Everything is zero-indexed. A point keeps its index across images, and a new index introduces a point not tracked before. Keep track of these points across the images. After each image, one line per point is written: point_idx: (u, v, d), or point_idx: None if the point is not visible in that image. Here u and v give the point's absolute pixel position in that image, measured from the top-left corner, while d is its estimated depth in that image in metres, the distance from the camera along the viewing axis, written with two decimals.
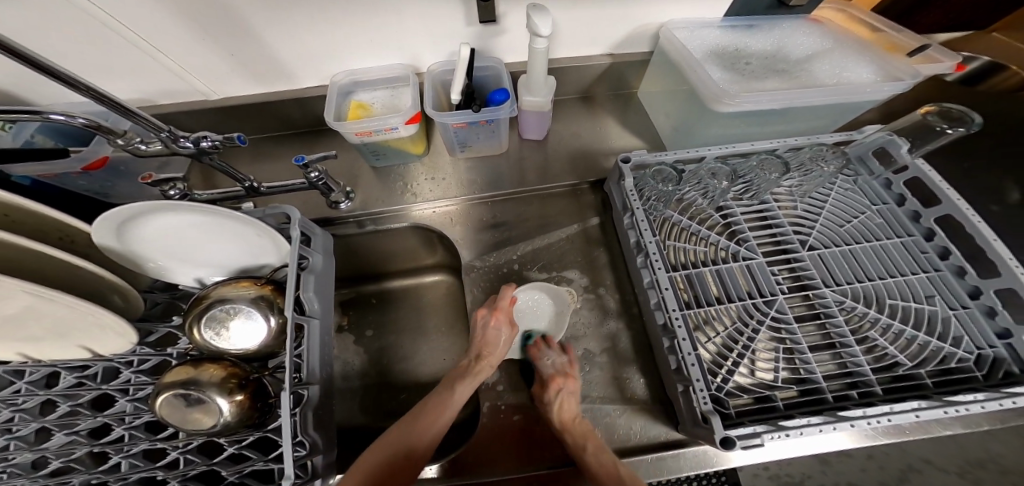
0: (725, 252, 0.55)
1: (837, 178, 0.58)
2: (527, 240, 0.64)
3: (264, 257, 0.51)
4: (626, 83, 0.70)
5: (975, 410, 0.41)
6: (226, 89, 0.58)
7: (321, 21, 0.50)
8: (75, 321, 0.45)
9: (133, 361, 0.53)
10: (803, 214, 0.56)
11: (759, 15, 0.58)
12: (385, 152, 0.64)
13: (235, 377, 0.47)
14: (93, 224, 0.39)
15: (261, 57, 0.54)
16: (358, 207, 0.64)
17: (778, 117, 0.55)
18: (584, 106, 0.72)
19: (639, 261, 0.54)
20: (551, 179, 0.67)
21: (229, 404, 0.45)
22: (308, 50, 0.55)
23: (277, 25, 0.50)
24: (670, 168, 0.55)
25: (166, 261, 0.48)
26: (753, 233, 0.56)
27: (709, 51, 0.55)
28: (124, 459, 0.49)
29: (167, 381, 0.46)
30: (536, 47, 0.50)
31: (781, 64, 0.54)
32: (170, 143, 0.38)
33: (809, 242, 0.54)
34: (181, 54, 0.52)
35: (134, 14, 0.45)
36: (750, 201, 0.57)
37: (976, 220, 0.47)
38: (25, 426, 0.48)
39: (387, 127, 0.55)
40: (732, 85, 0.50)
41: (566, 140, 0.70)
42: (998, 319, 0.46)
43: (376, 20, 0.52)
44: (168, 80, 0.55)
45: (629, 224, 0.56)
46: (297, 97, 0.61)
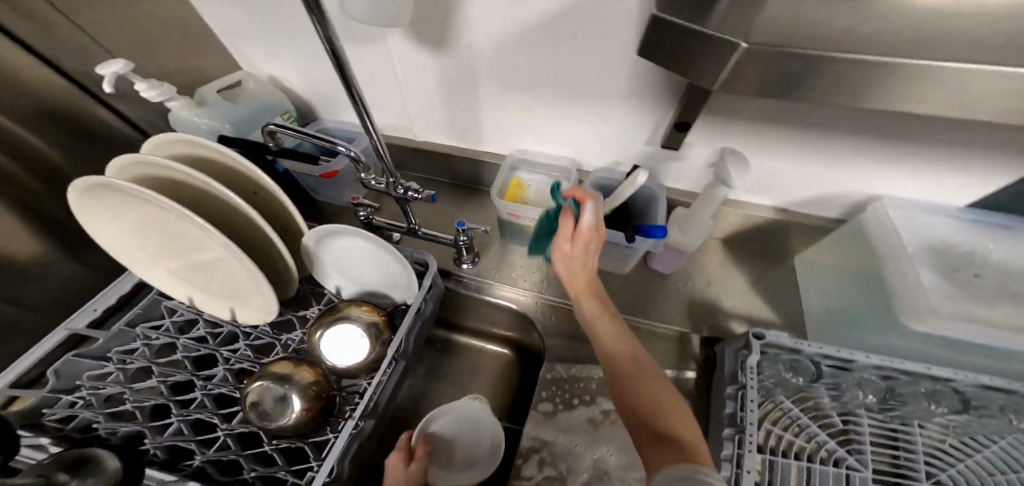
0: (824, 450, 0.47)
1: None
2: (613, 363, 0.62)
3: (391, 292, 0.57)
4: (779, 244, 0.68)
5: None
6: (430, 137, 0.71)
7: (532, 114, 0.60)
8: (235, 281, 0.52)
9: (250, 334, 0.59)
10: (942, 452, 0.47)
11: (1016, 214, 0.51)
12: (519, 233, 0.68)
13: (318, 386, 0.50)
14: (311, 230, 0.50)
15: (469, 125, 0.66)
16: (475, 272, 0.70)
17: (1006, 353, 0.47)
18: (728, 250, 0.71)
19: (725, 432, 0.48)
20: (666, 314, 0.65)
21: (301, 408, 0.48)
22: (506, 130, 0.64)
23: (497, 108, 0.61)
24: (809, 361, 0.51)
25: (330, 273, 0.56)
26: (870, 445, 0.47)
27: (926, 247, 0.51)
28: (178, 423, 0.51)
29: (271, 368, 0.51)
30: (717, 191, 0.52)
31: (1019, 288, 0.48)
32: (390, 187, 0.48)
33: (937, 476, 0.45)
34: (418, 106, 0.65)
35: (408, 71, 0.59)
36: (887, 419, 0.49)
37: None
38: (139, 362, 0.53)
39: (537, 218, 0.60)
40: (952, 299, 0.46)
41: (687, 280, 0.68)
42: None
43: (571, 122, 0.59)
44: (398, 119, 0.69)
45: (732, 394, 0.50)
46: (474, 157, 0.70)
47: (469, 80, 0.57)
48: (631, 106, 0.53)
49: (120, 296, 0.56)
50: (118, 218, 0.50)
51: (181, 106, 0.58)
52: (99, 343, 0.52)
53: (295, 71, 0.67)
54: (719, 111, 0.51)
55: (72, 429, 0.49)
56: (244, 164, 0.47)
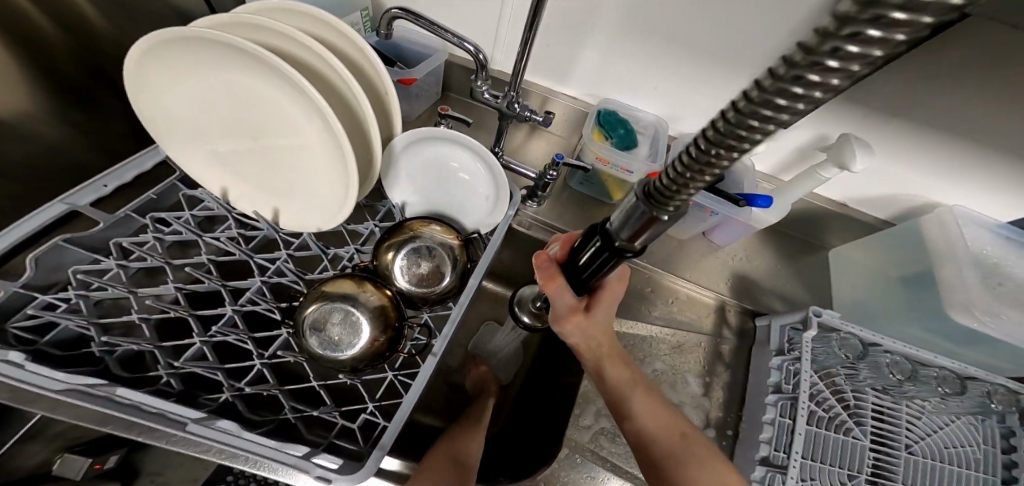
0: (840, 422, 0.52)
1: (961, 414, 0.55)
2: (660, 321, 0.64)
3: (466, 218, 0.52)
4: (824, 237, 0.71)
5: None
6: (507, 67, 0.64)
7: (643, 57, 0.56)
8: (312, 181, 0.45)
9: (292, 243, 0.50)
10: (915, 425, 0.54)
11: None
12: (592, 182, 0.65)
13: (389, 312, 0.45)
14: (410, 129, 0.47)
15: (563, 58, 0.60)
16: (537, 213, 0.64)
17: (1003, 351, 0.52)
18: (775, 234, 0.73)
19: (769, 397, 0.53)
20: (713, 287, 0.67)
21: (372, 338, 0.43)
22: (602, 72, 0.60)
23: (604, 43, 0.56)
24: (858, 343, 0.53)
25: (403, 183, 0.50)
26: (873, 422, 0.52)
27: (984, 257, 0.55)
28: (201, 346, 0.42)
29: (328, 283, 0.44)
30: (821, 174, 0.52)
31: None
32: (508, 102, 0.48)
33: (910, 445, 0.52)
34: (510, 26, 0.58)
35: None
36: (886, 397, 0.55)
37: None
38: (151, 260, 0.43)
39: (624, 167, 0.58)
40: (982, 297, 0.52)
41: (736, 260, 0.70)
42: None
43: (680, 74, 0.56)
44: (479, 38, 0.61)
45: (777, 366, 0.55)
46: (553, 97, 0.65)
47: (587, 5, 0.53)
48: (753, 70, 0.52)
49: (139, 174, 0.46)
50: (178, 82, 0.41)
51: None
52: (97, 229, 0.41)
53: None
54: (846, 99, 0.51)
55: (51, 343, 0.38)
56: (365, 67, 0.42)
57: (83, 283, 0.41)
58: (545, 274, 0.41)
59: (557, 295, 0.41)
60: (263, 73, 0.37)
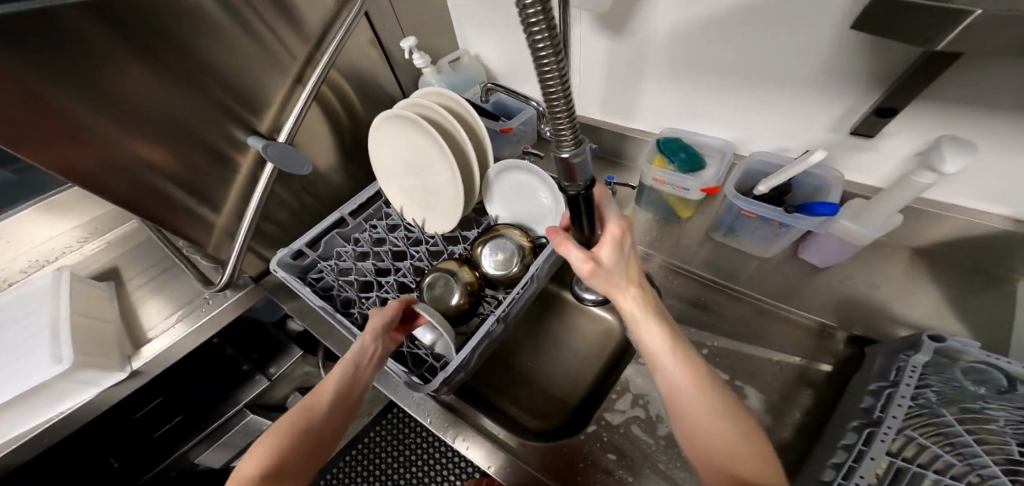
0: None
1: None
2: (734, 340, 0.63)
3: (538, 226, 0.70)
4: (1002, 263, 0.55)
5: None
6: (586, 110, 0.80)
7: (696, 86, 0.63)
8: (438, 196, 0.70)
9: (431, 241, 0.77)
10: None
11: None
12: (657, 202, 0.72)
13: (473, 287, 0.65)
14: (497, 161, 0.68)
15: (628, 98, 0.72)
16: None
17: None
18: (915, 256, 0.61)
19: (852, 424, 0.47)
20: (803, 307, 0.60)
21: (459, 301, 0.63)
22: (665, 104, 0.69)
23: (662, 84, 0.66)
24: (1003, 377, 0.42)
25: (494, 200, 0.72)
26: None
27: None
28: (378, 296, 0.70)
29: (441, 265, 0.68)
30: (917, 178, 0.46)
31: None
32: None
33: None
34: (584, 79, 0.74)
35: (583, 46, 0.69)
36: None
37: None
38: (364, 246, 0.76)
39: (680, 185, 0.65)
40: None
41: (847, 283, 0.61)
42: None
43: (738, 95, 0.60)
44: None
45: (873, 392, 0.49)
46: (626, 131, 0.77)
47: (639, 59, 0.65)
48: (812, 87, 0.53)
49: (365, 200, 0.82)
50: (383, 142, 0.73)
51: (431, 72, 0.78)
52: (347, 229, 0.77)
53: (491, 45, 0.83)
54: (953, 100, 0.44)
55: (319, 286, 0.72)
56: (476, 128, 0.66)
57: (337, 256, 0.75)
58: (558, 246, 0.45)
59: (573, 255, 0.44)
60: (417, 132, 0.65)
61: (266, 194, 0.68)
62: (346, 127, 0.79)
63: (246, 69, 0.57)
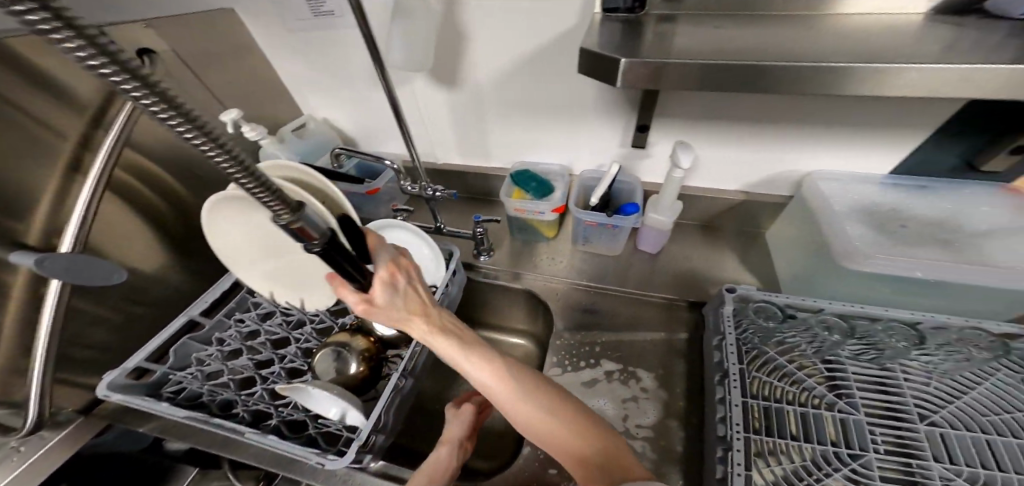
0: (817, 400, 0.53)
1: (987, 371, 0.53)
2: (614, 331, 0.71)
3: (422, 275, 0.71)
4: (756, 223, 0.76)
5: None
6: (445, 159, 0.89)
7: (525, 124, 0.76)
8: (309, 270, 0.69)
9: (314, 320, 0.74)
10: (930, 393, 0.52)
11: (932, 176, 0.61)
12: (527, 229, 0.81)
13: (370, 352, 0.66)
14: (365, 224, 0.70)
15: (478, 143, 0.83)
16: (491, 263, 0.80)
17: (920, 286, 0.55)
18: (710, 229, 0.79)
19: (716, 379, 0.56)
20: (651, 288, 0.74)
21: (359, 369, 0.64)
22: (505, 142, 0.81)
23: (500, 127, 0.78)
24: (777, 308, 0.58)
25: None
26: (862, 394, 0.53)
27: (857, 209, 0.59)
28: (262, 390, 0.64)
29: (333, 338, 0.67)
30: (673, 176, 0.63)
31: (942, 236, 0.55)
32: (422, 190, 0.68)
33: (932, 418, 0.50)
34: (436, 132, 0.83)
35: (426, 103, 0.78)
36: (868, 364, 0.56)
37: None
38: (234, 343, 0.68)
39: (537, 210, 0.73)
40: (871, 245, 0.54)
41: (677, 261, 0.77)
42: None
43: (556, 128, 0.74)
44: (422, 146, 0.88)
45: (716, 345, 0.59)
46: (485, 171, 0.86)
47: (475, 109, 0.77)
48: (603, 114, 0.69)
49: (220, 294, 0.73)
50: None
51: (270, 142, 0.77)
52: (204, 330, 0.68)
53: (338, 111, 0.87)
54: (682, 114, 0.64)
55: (183, 398, 0.62)
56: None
57: (199, 361, 0.66)
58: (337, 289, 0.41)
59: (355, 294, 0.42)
60: None
61: (65, 310, 0.56)
62: (170, 213, 0.72)
63: (16, 171, 0.51)
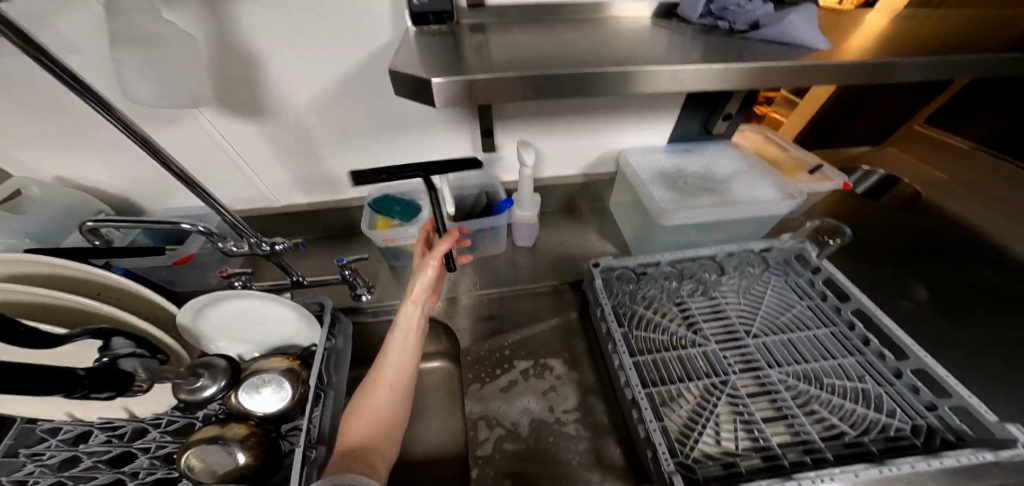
0: (683, 340, 0.67)
1: (771, 281, 0.76)
2: (517, 330, 0.75)
3: (297, 338, 0.63)
4: (600, 198, 0.91)
5: (907, 469, 0.49)
6: (285, 198, 0.78)
7: (365, 149, 0.72)
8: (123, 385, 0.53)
9: (160, 422, 0.59)
10: (745, 310, 0.72)
11: (693, 142, 0.84)
12: (403, 254, 0.77)
13: (255, 436, 0.55)
14: (183, 305, 0.54)
15: (320, 178, 0.75)
16: (375, 299, 0.75)
17: (712, 224, 0.74)
18: (569, 211, 0.92)
19: (610, 347, 0.65)
20: (533, 280, 0.82)
21: (246, 459, 0.52)
22: (349, 170, 0.75)
23: (338, 157, 0.72)
24: (631, 270, 0.72)
25: (223, 339, 0.61)
26: (705, 322, 0.70)
27: (655, 174, 0.78)
28: None
29: (195, 438, 0.54)
30: (525, 173, 0.69)
31: (710, 184, 0.76)
32: (256, 246, 0.56)
33: (751, 330, 0.69)
34: (263, 173, 0.72)
35: (237, 143, 0.67)
36: (702, 299, 0.73)
37: (880, 313, 0.63)
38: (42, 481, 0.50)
39: (407, 235, 0.70)
40: (671, 202, 0.71)
41: (552, 248, 0.86)
42: (887, 360, 0.61)
43: (401, 148, 0.73)
44: (248, 191, 0.75)
45: (600, 315, 0.68)
46: (339, 206, 0.79)
47: (302, 142, 0.69)
48: (446, 128, 0.71)
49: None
50: None
51: None
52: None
53: (114, 162, 0.68)
54: (516, 114, 0.71)
55: None
56: (131, 283, 0.54)
57: None
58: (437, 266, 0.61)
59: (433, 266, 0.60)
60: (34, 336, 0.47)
61: None
62: None
63: None
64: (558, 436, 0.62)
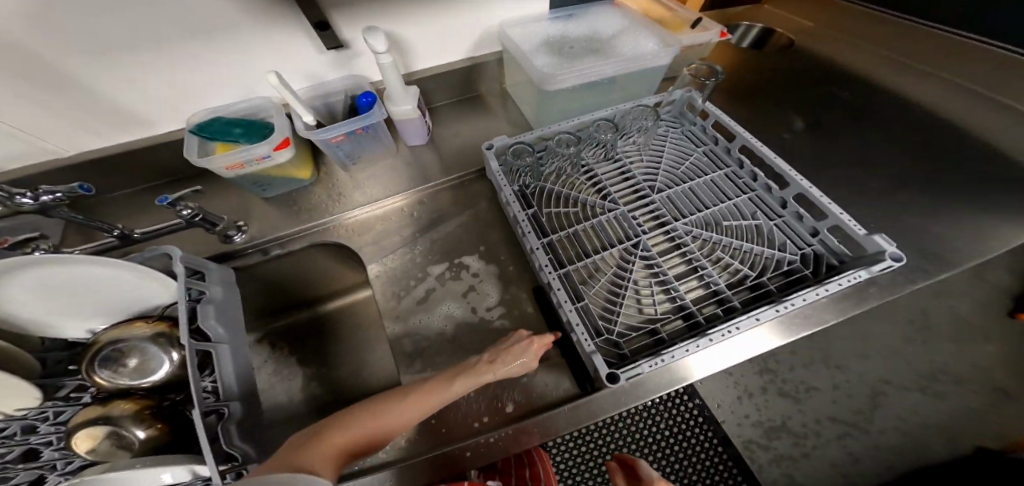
0: (595, 209, 0.64)
1: (667, 133, 0.72)
2: (426, 236, 0.68)
3: (146, 295, 0.50)
4: (495, 81, 0.81)
5: (799, 303, 0.51)
6: (79, 144, 0.61)
7: (157, 65, 0.56)
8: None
9: (50, 414, 0.45)
10: (650, 167, 0.68)
11: (578, 6, 0.74)
12: (268, 181, 0.66)
13: (148, 408, 0.47)
14: None
15: (112, 110, 0.59)
16: (250, 239, 0.65)
17: (599, 87, 0.68)
18: (464, 102, 0.82)
19: (521, 232, 0.60)
20: (441, 172, 0.73)
21: (148, 431, 0.45)
22: (163, 91, 0.60)
23: (119, 77, 0.56)
24: (527, 145, 0.64)
25: (54, 317, 0.47)
26: (614, 188, 0.66)
27: (539, 40, 0.68)
28: None
29: (77, 422, 0.45)
30: (382, 62, 0.58)
31: (594, 46, 0.67)
32: (9, 201, 0.41)
33: (656, 186, 0.66)
34: (19, 119, 0.54)
35: None
36: (609, 164, 0.69)
37: (761, 146, 0.61)
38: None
39: (257, 156, 0.58)
40: (552, 66, 0.63)
41: (452, 139, 0.77)
42: (774, 193, 0.61)
43: (203, 52, 0.57)
44: (10, 145, 0.56)
45: (505, 201, 0.63)
46: (167, 140, 0.65)
47: (44, 63, 0.51)
48: (261, 18, 0.56)
49: None
50: None
51: None
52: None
53: None
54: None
55: None
56: None
57: None
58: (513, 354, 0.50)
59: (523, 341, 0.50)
60: None
61: None
62: None
63: None
64: (486, 334, 0.59)
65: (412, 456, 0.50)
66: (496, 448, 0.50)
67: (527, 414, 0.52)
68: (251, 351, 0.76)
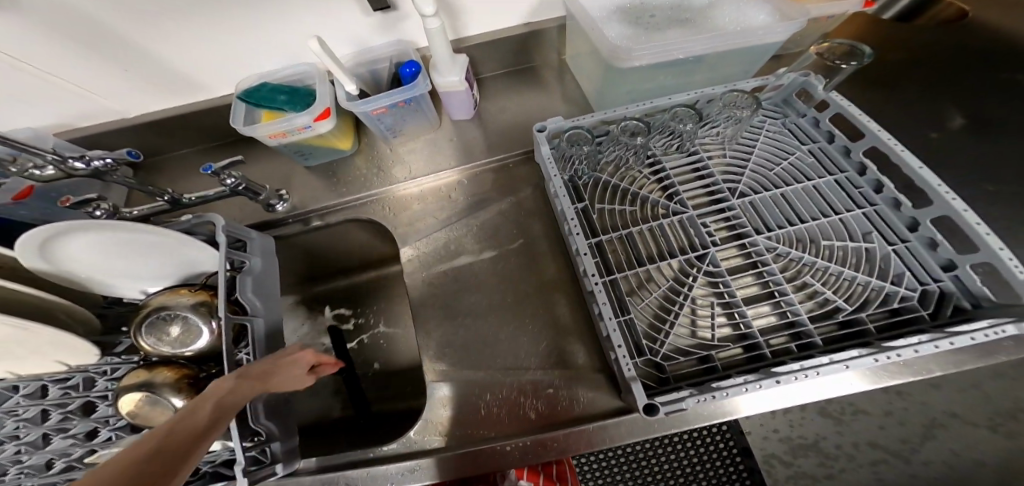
0: (657, 210, 0.56)
1: (765, 122, 0.59)
2: (462, 220, 0.64)
3: (196, 265, 0.52)
4: (554, 51, 0.72)
5: (908, 354, 0.39)
6: (139, 106, 0.63)
7: (204, 29, 0.54)
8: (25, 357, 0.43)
9: (109, 368, 0.49)
10: (733, 164, 0.58)
11: None
12: (310, 149, 0.64)
13: (187, 377, 0.47)
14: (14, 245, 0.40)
15: (167, 76, 0.59)
16: (293, 207, 0.65)
17: (681, 67, 0.57)
18: (516, 72, 0.74)
19: (567, 230, 0.53)
20: (485, 152, 0.68)
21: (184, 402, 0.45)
22: (210, 56, 0.58)
23: (170, 42, 0.55)
24: (586, 130, 0.55)
25: (107, 277, 0.50)
26: (683, 186, 0.56)
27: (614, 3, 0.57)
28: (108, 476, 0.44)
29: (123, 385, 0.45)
30: (430, 27, 0.52)
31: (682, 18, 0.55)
32: (63, 166, 0.44)
33: (739, 189, 0.55)
34: (88, 82, 0.56)
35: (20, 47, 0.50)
36: (679, 156, 0.59)
37: (899, 149, 0.48)
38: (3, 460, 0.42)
39: (299, 126, 0.56)
40: (628, 40, 0.53)
41: (501, 113, 0.71)
42: (903, 210, 0.48)
43: (250, 18, 0.55)
44: (80, 102, 0.59)
45: (553, 193, 0.56)
46: (216, 104, 0.65)
47: (99, 28, 0.51)
48: None
49: None
50: None
51: None
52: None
53: None
54: None
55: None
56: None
57: None
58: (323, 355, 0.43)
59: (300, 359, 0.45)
60: None
61: None
62: None
63: None
64: (515, 335, 0.55)
65: (432, 449, 0.49)
66: (514, 456, 0.48)
67: (553, 429, 0.48)
68: (291, 312, 0.79)
